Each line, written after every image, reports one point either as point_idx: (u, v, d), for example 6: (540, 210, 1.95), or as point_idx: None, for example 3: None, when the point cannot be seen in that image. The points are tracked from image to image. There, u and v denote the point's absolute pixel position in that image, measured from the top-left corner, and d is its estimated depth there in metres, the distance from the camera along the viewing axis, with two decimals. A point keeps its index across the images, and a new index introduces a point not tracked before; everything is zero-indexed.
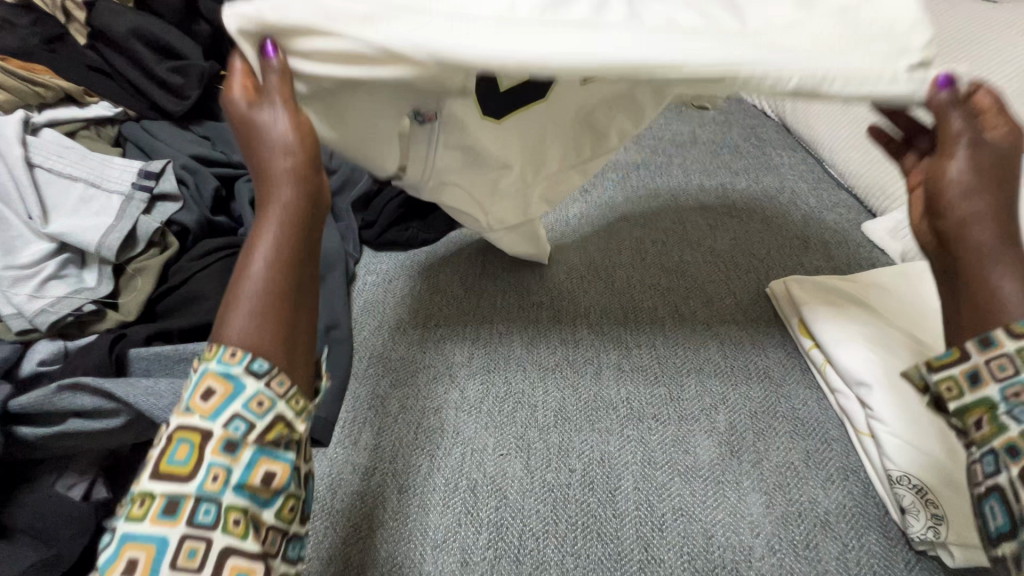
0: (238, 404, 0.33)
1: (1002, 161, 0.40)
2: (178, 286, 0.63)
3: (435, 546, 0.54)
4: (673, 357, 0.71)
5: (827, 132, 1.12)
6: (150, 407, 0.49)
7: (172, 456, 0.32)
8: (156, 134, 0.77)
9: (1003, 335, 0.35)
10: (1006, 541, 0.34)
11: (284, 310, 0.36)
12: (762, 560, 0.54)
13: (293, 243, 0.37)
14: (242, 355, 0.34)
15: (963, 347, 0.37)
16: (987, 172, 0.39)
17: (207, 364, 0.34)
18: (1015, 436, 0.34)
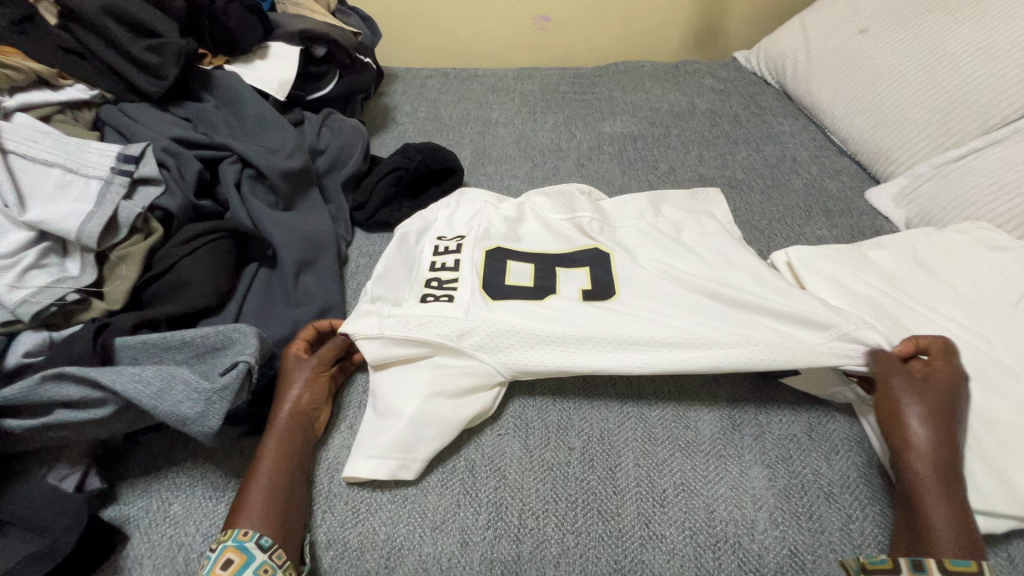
0: (249, 571, 0.46)
1: (944, 396, 0.54)
2: (164, 273, 0.62)
3: (435, 527, 0.53)
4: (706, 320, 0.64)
5: (830, 99, 1.09)
6: (138, 394, 0.48)
7: (217, 565, 0.46)
8: (136, 117, 0.75)
9: (933, 566, 0.45)
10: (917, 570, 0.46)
11: (277, 497, 0.51)
12: (765, 532, 0.52)
13: (281, 464, 0.53)
14: (251, 534, 0.47)
15: (898, 561, 0.46)
16: (934, 412, 0.53)
17: (225, 542, 0.47)
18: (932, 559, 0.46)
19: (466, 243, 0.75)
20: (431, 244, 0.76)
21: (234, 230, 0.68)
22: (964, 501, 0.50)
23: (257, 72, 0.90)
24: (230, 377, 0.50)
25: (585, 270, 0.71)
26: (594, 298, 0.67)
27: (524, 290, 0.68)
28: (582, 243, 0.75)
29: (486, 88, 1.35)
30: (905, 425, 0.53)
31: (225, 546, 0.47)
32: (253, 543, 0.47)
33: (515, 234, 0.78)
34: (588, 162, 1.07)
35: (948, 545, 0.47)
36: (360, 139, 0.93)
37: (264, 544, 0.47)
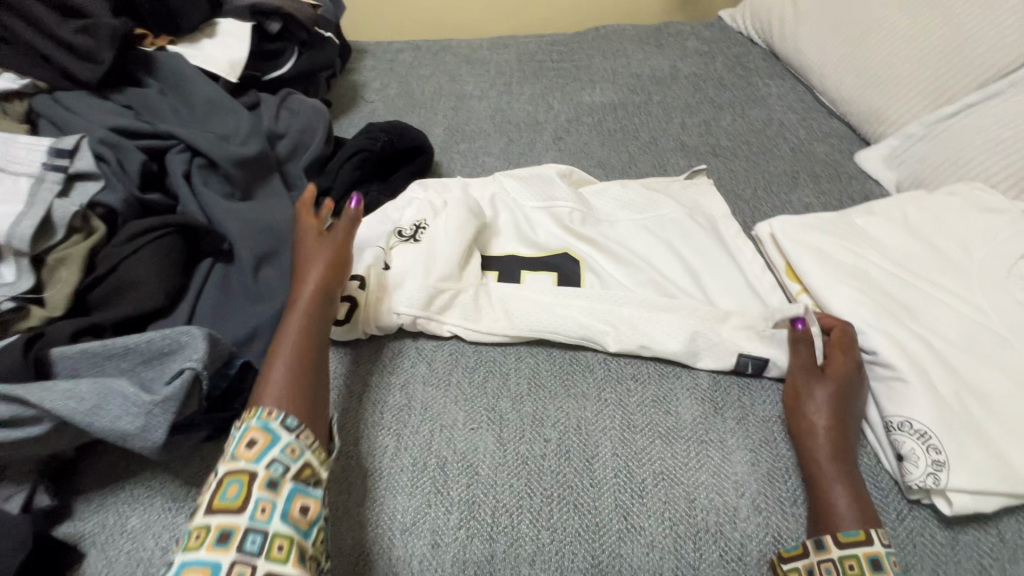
0: (246, 519, 0.41)
1: (840, 382, 0.55)
2: (106, 274, 0.58)
3: (404, 529, 0.51)
4: (669, 318, 0.63)
5: (819, 57, 1.03)
6: (71, 412, 0.45)
7: (224, 495, 0.42)
8: (71, 107, 0.70)
9: (831, 542, 0.46)
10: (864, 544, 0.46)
11: (302, 386, 0.50)
12: (748, 520, 0.50)
13: (302, 354, 0.52)
14: (276, 415, 0.47)
15: (805, 543, 0.47)
16: (836, 400, 0.54)
17: (250, 422, 0.46)
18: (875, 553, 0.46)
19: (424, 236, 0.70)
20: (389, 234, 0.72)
21: (182, 225, 0.64)
22: (856, 485, 0.50)
23: (205, 53, 0.85)
24: (173, 388, 0.47)
25: (552, 276, 0.70)
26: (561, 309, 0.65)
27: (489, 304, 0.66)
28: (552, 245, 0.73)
29: (459, 59, 1.29)
30: (806, 414, 0.54)
31: (248, 427, 0.46)
32: (278, 423, 0.46)
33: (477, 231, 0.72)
34: (566, 134, 1.02)
35: (841, 518, 0.47)
36: (322, 123, 0.88)
37: (289, 426, 0.46)
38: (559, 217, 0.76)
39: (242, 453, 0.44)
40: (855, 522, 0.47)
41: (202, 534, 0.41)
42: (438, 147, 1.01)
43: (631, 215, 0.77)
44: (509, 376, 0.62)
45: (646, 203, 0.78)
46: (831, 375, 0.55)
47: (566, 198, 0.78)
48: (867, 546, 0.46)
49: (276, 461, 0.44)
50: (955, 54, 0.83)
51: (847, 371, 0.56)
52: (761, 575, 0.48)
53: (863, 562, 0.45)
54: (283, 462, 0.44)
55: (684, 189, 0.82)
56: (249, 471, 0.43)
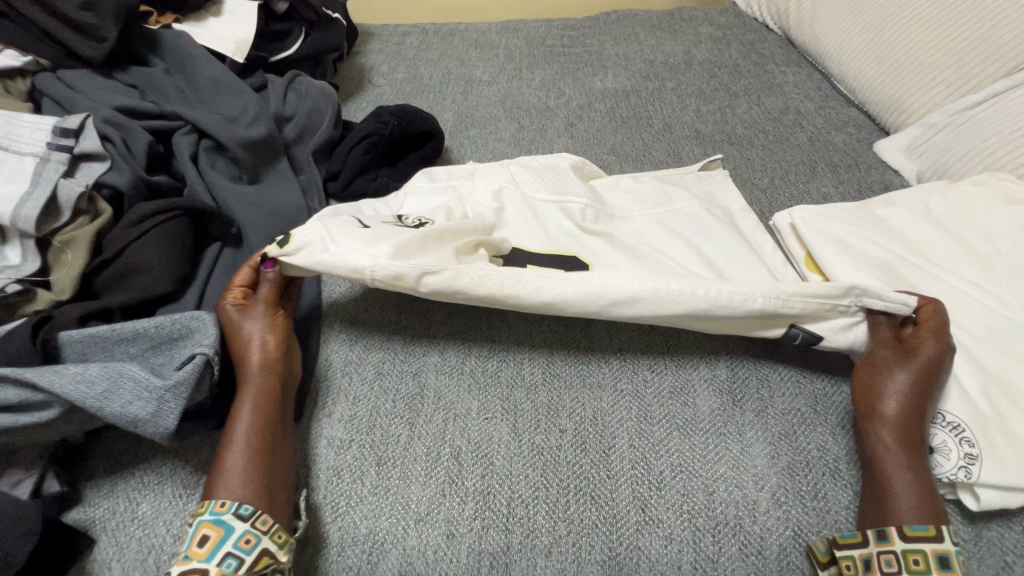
0: (229, 545, 0.43)
1: (925, 368, 0.52)
2: (114, 258, 0.56)
3: (419, 519, 0.50)
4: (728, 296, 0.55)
5: (837, 44, 1.01)
6: (80, 396, 0.43)
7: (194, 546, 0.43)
8: (75, 85, 0.68)
9: (895, 533, 0.44)
10: (930, 541, 0.44)
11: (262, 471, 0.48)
12: (768, 514, 0.49)
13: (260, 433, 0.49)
14: (228, 505, 0.45)
15: (864, 533, 0.45)
16: (916, 388, 0.51)
17: (201, 516, 0.44)
18: (947, 549, 0.43)
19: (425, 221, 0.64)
20: (388, 218, 0.64)
21: (191, 208, 0.62)
22: (929, 481, 0.48)
23: (211, 32, 0.83)
24: (185, 373, 0.46)
25: (560, 270, 0.64)
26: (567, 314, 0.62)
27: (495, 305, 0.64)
28: (562, 247, 0.68)
29: (468, 43, 1.26)
30: (881, 398, 0.51)
31: (200, 521, 0.44)
32: (231, 515, 0.44)
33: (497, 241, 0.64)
34: (579, 120, 1.00)
35: (907, 508, 0.46)
36: (332, 105, 0.86)
37: (242, 514, 0.45)
38: (569, 213, 0.71)
39: (193, 552, 0.43)
40: (919, 517, 0.45)
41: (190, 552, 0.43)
42: (448, 133, 0.99)
43: (645, 209, 0.74)
44: (523, 364, 0.61)
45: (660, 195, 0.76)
46: (919, 359, 0.52)
47: (577, 193, 0.74)
48: (935, 543, 0.44)
49: (230, 555, 0.43)
50: (980, 41, 0.81)
51: (937, 357, 0.52)
52: (782, 569, 0.47)
53: (929, 558, 0.43)
54: (237, 556, 0.43)
55: (698, 181, 0.80)
56: (200, 572, 0.42)
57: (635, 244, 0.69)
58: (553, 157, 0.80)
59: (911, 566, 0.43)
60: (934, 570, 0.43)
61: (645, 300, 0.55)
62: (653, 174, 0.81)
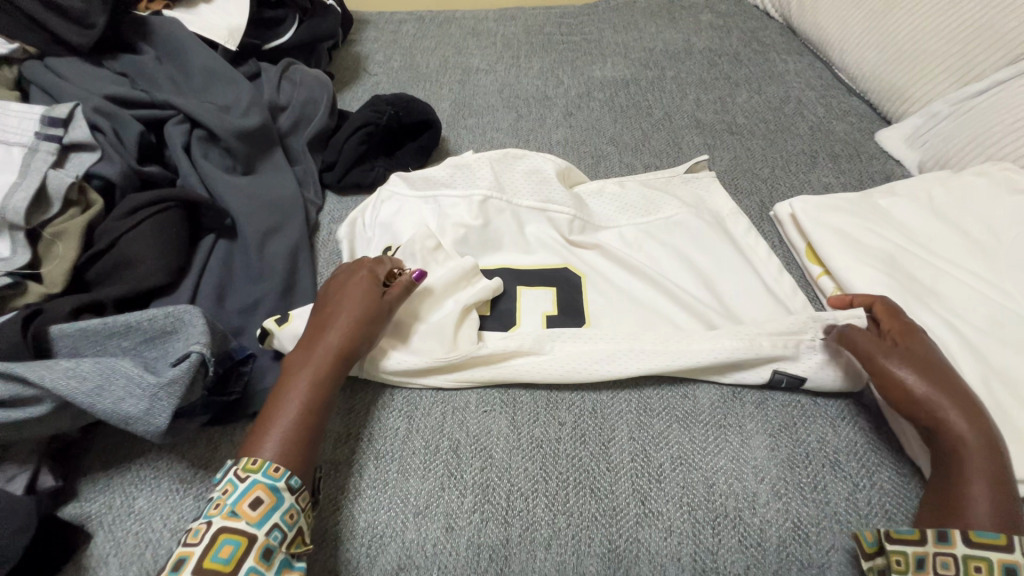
0: (278, 516, 0.43)
1: (930, 353, 0.51)
2: (105, 250, 0.55)
3: (417, 512, 0.50)
4: (701, 346, 0.57)
5: (840, 32, 1.00)
6: (71, 391, 0.43)
7: (234, 511, 0.42)
8: (63, 73, 0.67)
9: (957, 536, 0.42)
10: (998, 551, 0.40)
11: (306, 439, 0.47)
12: (768, 506, 0.49)
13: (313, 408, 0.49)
14: (283, 472, 0.45)
15: (923, 532, 0.43)
16: (942, 385, 0.48)
17: (257, 476, 0.44)
18: (1017, 561, 0.40)
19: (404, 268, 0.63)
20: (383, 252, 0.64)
21: (183, 200, 0.61)
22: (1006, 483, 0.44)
23: (203, 19, 0.81)
24: (179, 369, 0.45)
25: (552, 291, 0.65)
26: (560, 324, 0.62)
27: (491, 310, 0.64)
28: (549, 259, 0.68)
29: (465, 31, 1.24)
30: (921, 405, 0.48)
31: (254, 481, 0.44)
32: (284, 484, 0.44)
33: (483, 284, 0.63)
34: (577, 110, 0.99)
35: (984, 515, 0.42)
36: (327, 93, 0.84)
37: (293, 485, 0.45)
38: (556, 224, 0.71)
39: (244, 511, 0.42)
40: (997, 523, 0.42)
41: (240, 514, 0.42)
42: (445, 122, 0.98)
43: (634, 218, 0.73)
44: None
45: (648, 204, 0.75)
46: (915, 356, 0.50)
47: (561, 202, 0.72)
48: (1003, 553, 0.40)
49: (276, 528, 0.42)
50: (984, 28, 0.80)
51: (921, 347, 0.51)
52: (781, 560, 0.47)
53: (993, 566, 0.40)
54: (282, 529, 0.43)
55: (686, 184, 0.79)
56: (250, 535, 0.41)
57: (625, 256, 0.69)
58: (536, 157, 0.76)
59: (970, 572, 0.40)
60: None
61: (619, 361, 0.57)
62: (640, 177, 0.80)
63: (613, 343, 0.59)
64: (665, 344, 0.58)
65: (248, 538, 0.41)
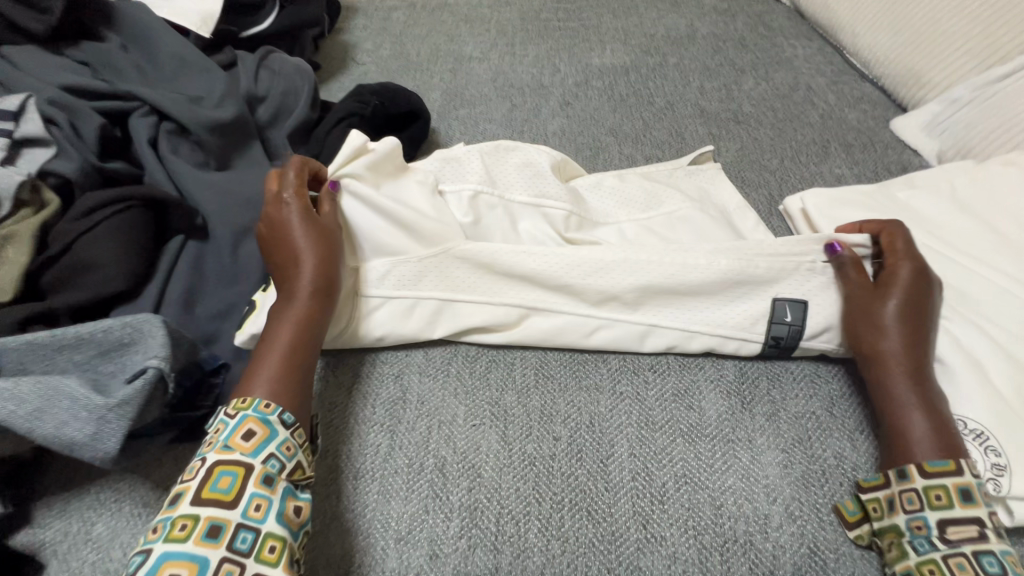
0: (274, 446, 0.42)
1: (909, 292, 0.49)
2: (61, 254, 0.51)
3: (399, 538, 0.46)
4: (695, 266, 0.55)
5: (851, 13, 0.95)
6: (8, 416, 0.38)
7: (215, 485, 0.39)
8: (20, 63, 0.62)
9: (915, 471, 0.42)
10: (953, 478, 0.41)
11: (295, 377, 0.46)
12: (780, 530, 0.45)
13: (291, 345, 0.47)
14: (275, 407, 0.43)
15: (885, 474, 0.44)
16: (907, 313, 0.48)
17: (246, 411, 0.43)
18: (969, 483, 0.41)
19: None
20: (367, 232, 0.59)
21: (145, 197, 0.57)
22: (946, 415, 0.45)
23: (173, 5, 0.76)
24: (131, 389, 0.41)
25: None
26: None
27: None
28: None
29: (458, 18, 1.19)
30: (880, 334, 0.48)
31: (246, 415, 0.43)
32: (275, 417, 0.43)
33: (421, 190, 0.62)
34: (575, 99, 0.94)
35: (927, 443, 0.43)
36: (309, 82, 0.79)
37: (287, 421, 0.43)
38: (551, 219, 0.66)
39: (238, 443, 0.41)
40: (938, 451, 0.43)
41: (233, 450, 0.41)
42: (435, 113, 0.93)
43: (634, 213, 0.69)
44: (515, 365, 0.57)
45: (649, 199, 0.70)
46: (900, 286, 0.50)
47: (558, 196, 0.67)
48: (956, 477, 0.41)
49: (273, 457, 0.41)
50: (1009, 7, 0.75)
51: (912, 275, 0.51)
52: None
53: (952, 492, 0.41)
54: (280, 458, 0.42)
55: (690, 177, 0.74)
56: (246, 465, 0.40)
57: None
58: (530, 149, 0.72)
59: (933, 502, 0.41)
60: (958, 504, 0.41)
61: (602, 291, 0.55)
62: (641, 169, 0.75)
63: (607, 252, 0.56)
64: (660, 258, 0.56)
65: (246, 476, 0.40)
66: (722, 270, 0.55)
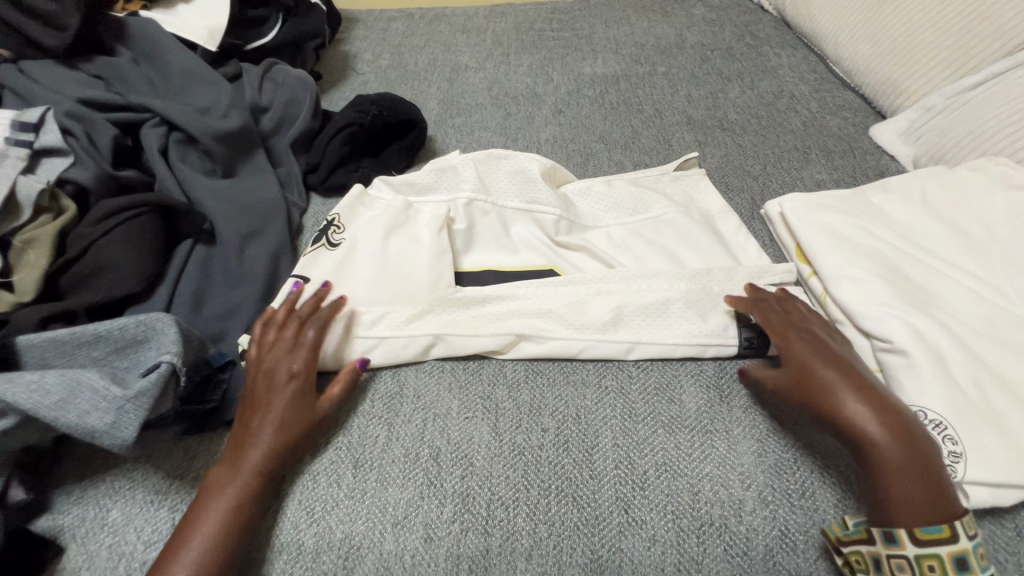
0: None
1: (822, 351, 0.50)
2: (78, 257, 0.54)
3: (396, 523, 0.49)
4: (658, 289, 0.61)
5: (833, 24, 0.98)
6: (35, 405, 0.42)
7: None
8: (38, 77, 0.66)
9: (906, 537, 0.40)
10: (949, 545, 0.40)
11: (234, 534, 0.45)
12: (754, 514, 0.48)
13: (231, 506, 0.46)
14: None
15: (872, 532, 0.42)
16: (844, 373, 0.48)
17: None
18: (965, 549, 0.40)
19: (356, 239, 0.65)
20: (370, 255, 0.63)
21: (158, 203, 0.60)
22: (930, 472, 0.42)
23: (181, 19, 0.79)
24: (148, 381, 0.44)
25: None
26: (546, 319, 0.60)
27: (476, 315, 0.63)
28: (538, 261, 0.67)
29: (455, 28, 1.22)
30: (821, 395, 0.47)
31: None
32: None
33: (428, 228, 0.65)
34: (567, 107, 0.97)
35: (916, 509, 0.41)
36: (311, 92, 0.83)
37: None
38: (542, 223, 0.69)
39: None
40: (924, 513, 0.41)
41: None
42: (432, 122, 0.96)
43: (621, 218, 0.72)
44: (506, 364, 0.60)
45: (637, 205, 0.73)
46: (806, 356, 0.50)
47: (549, 202, 0.71)
48: (949, 544, 0.40)
49: None
50: (980, 19, 0.78)
51: (811, 347, 0.51)
52: (767, 570, 0.46)
53: (945, 561, 0.40)
54: None
55: (675, 182, 0.77)
56: None
57: (613, 258, 0.68)
58: (521, 156, 0.74)
59: (926, 572, 0.40)
60: (951, 572, 0.39)
61: (575, 319, 0.59)
62: (629, 175, 0.78)
63: (580, 286, 0.62)
64: (628, 289, 0.61)
65: None
66: (680, 291, 0.61)
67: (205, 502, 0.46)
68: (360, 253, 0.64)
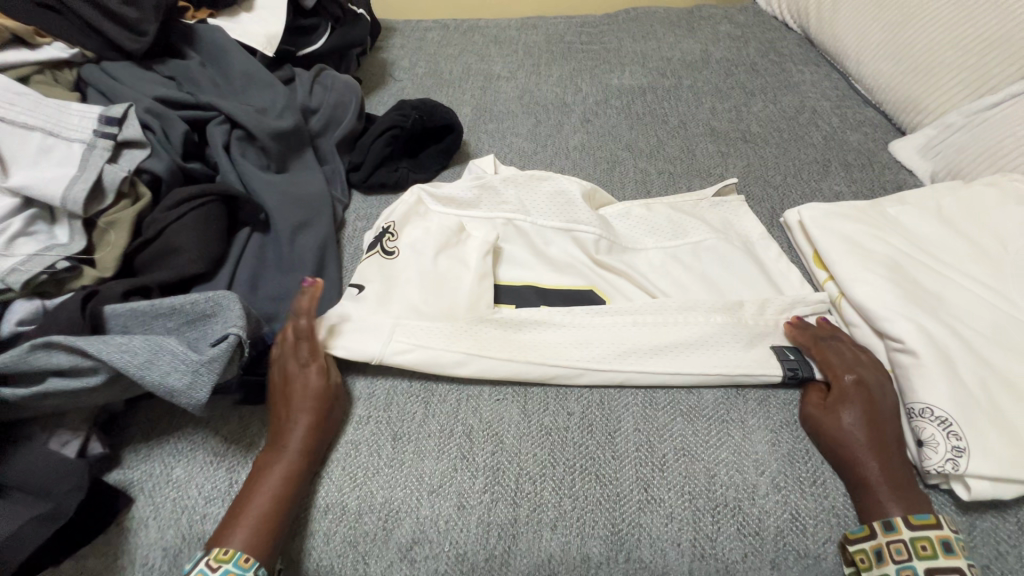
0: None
1: (864, 399, 0.54)
2: (154, 239, 0.60)
3: (432, 491, 0.53)
4: (695, 321, 0.63)
5: (856, 42, 1.01)
6: (125, 363, 0.47)
7: None
8: (117, 77, 0.72)
9: (901, 522, 0.47)
10: (931, 526, 0.46)
11: (280, 512, 0.49)
12: (766, 497, 0.51)
13: (282, 491, 0.50)
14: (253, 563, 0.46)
15: (872, 525, 0.47)
16: (868, 421, 0.52)
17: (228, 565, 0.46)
18: (948, 535, 0.46)
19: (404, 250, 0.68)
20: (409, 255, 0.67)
21: (223, 194, 0.66)
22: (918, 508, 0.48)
23: (243, 26, 0.86)
24: (220, 348, 0.49)
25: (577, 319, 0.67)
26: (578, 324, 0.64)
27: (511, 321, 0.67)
28: (576, 281, 0.70)
29: (488, 39, 1.28)
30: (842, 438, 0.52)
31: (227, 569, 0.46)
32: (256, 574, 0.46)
33: (475, 252, 0.69)
34: (595, 116, 1.02)
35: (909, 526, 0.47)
36: (356, 97, 0.89)
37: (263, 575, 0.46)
38: (582, 242, 0.73)
39: None
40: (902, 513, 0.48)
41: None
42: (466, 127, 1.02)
43: (661, 241, 0.75)
44: None
45: (675, 229, 0.76)
46: (850, 398, 0.54)
47: (589, 221, 0.74)
48: (937, 529, 0.46)
49: None
50: (1000, 40, 0.81)
51: (857, 390, 0.54)
52: (777, 549, 0.49)
53: (934, 543, 0.46)
54: None
55: (715, 208, 0.80)
56: None
57: (649, 282, 0.71)
58: (561, 178, 0.78)
59: (919, 552, 0.45)
60: (941, 554, 0.45)
61: (617, 353, 0.60)
62: (668, 199, 0.81)
63: (619, 316, 0.64)
64: (664, 322, 0.63)
65: None
66: (718, 324, 0.63)
67: (259, 482, 0.50)
68: (408, 266, 0.67)
